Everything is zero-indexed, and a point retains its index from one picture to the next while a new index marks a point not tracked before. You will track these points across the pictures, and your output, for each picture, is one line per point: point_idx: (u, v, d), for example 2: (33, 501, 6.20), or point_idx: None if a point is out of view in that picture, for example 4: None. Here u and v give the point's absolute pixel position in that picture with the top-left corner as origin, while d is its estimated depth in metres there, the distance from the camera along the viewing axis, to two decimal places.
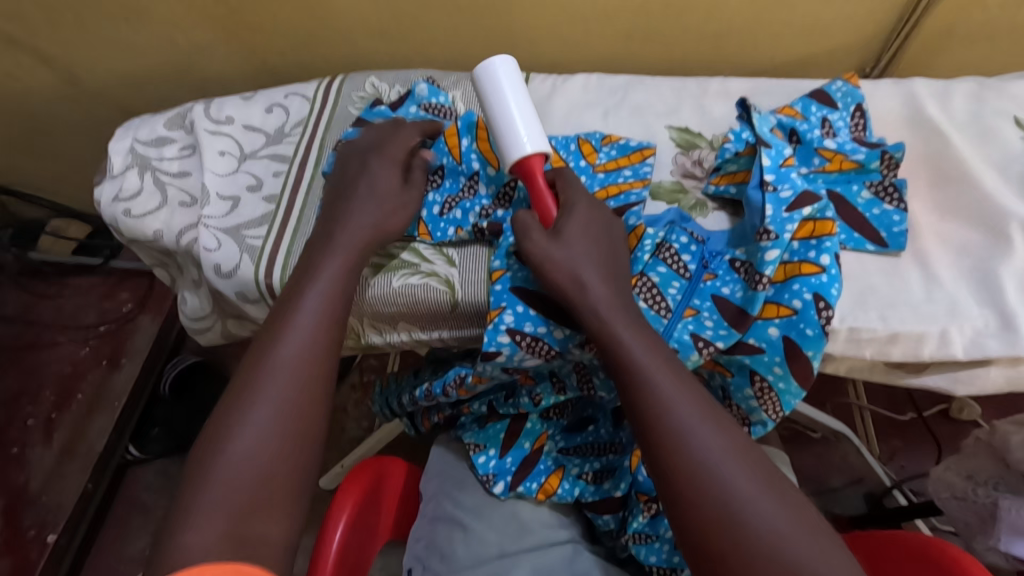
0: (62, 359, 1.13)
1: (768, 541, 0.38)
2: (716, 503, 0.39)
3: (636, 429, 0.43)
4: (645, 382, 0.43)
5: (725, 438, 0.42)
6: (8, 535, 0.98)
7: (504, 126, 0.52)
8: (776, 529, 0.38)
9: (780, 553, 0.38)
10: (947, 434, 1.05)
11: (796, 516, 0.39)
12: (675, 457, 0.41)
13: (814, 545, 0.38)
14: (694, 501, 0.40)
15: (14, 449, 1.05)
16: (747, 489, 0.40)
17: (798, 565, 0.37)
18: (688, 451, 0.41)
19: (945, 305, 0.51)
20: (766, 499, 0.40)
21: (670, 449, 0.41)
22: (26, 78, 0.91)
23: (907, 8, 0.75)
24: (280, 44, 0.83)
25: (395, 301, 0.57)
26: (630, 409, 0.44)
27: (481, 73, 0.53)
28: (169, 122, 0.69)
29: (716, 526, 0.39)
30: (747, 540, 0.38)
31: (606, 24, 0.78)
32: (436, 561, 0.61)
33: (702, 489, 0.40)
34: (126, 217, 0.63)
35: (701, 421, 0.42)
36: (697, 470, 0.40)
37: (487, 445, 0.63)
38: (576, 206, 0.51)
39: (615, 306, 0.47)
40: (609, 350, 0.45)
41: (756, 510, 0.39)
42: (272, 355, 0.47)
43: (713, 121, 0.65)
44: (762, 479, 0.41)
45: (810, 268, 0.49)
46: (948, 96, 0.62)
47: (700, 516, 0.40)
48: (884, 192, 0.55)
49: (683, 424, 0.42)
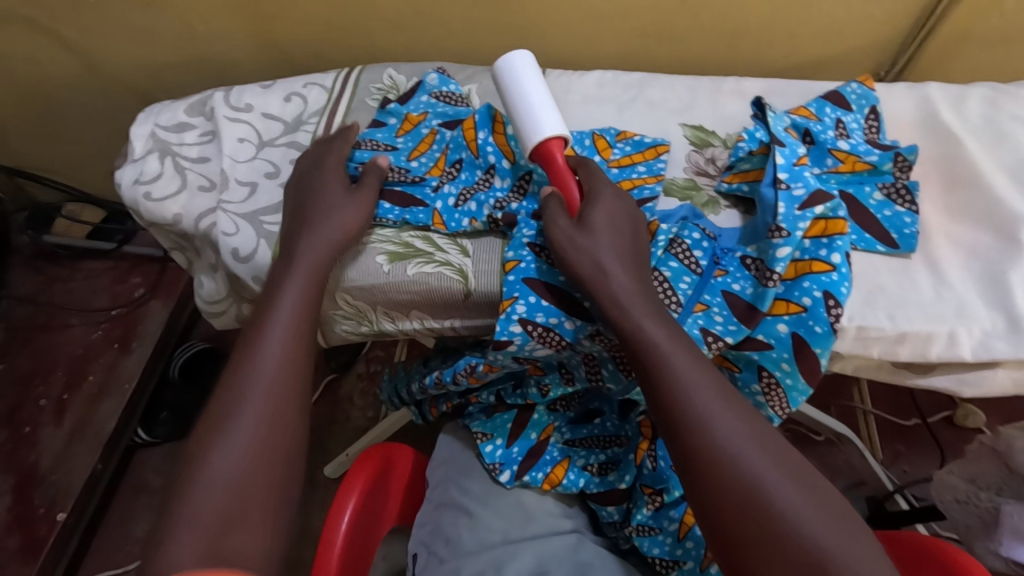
0: (75, 341, 1.14)
1: (794, 525, 0.38)
2: (738, 488, 0.39)
3: (658, 417, 0.44)
4: (664, 369, 0.44)
5: (746, 425, 0.42)
6: (18, 512, 1.00)
7: (526, 116, 0.55)
8: (801, 514, 0.38)
9: (806, 539, 0.37)
10: (950, 440, 1.05)
11: (821, 503, 0.39)
12: (696, 442, 0.41)
13: (839, 532, 0.38)
14: (717, 487, 0.40)
15: (26, 428, 1.06)
16: (771, 476, 0.40)
17: (824, 548, 0.37)
18: (709, 437, 0.41)
19: (953, 306, 0.51)
20: (790, 487, 0.39)
21: (690, 435, 0.42)
22: (46, 63, 0.92)
23: (923, 12, 0.75)
24: (298, 34, 0.84)
25: (409, 290, 0.58)
26: (649, 397, 0.45)
27: (501, 67, 0.57)
28: (189, 108, 0.70)
29: (739, 510, 0.39)
30: (772, 523, 0.38)
31: (622, 22, 0.78)
32: (441, 546, 0.62)
33: (724, 475, 0.40)
34: (146, 200, 0.64)
35: (721, 406, 0.42)
36: (719, 455, 0.40)
37: (494, 434, 0.64)
38: (599, 198, 0.52)
39: (636, 296, 0.47)
40: (630, 339, 0.46)
41: (780, 495, 0.39)
42: (269, 336, 0.48)
43: (726, 120, 0.66)
44: (784, 465, 0.40)
45: (821, 266, 0.49)
46: (962, 100, 0.63)
47: (724, 502, 0.39)
48: (896, 193, 0.55)
49: (704, 410, 0.42)
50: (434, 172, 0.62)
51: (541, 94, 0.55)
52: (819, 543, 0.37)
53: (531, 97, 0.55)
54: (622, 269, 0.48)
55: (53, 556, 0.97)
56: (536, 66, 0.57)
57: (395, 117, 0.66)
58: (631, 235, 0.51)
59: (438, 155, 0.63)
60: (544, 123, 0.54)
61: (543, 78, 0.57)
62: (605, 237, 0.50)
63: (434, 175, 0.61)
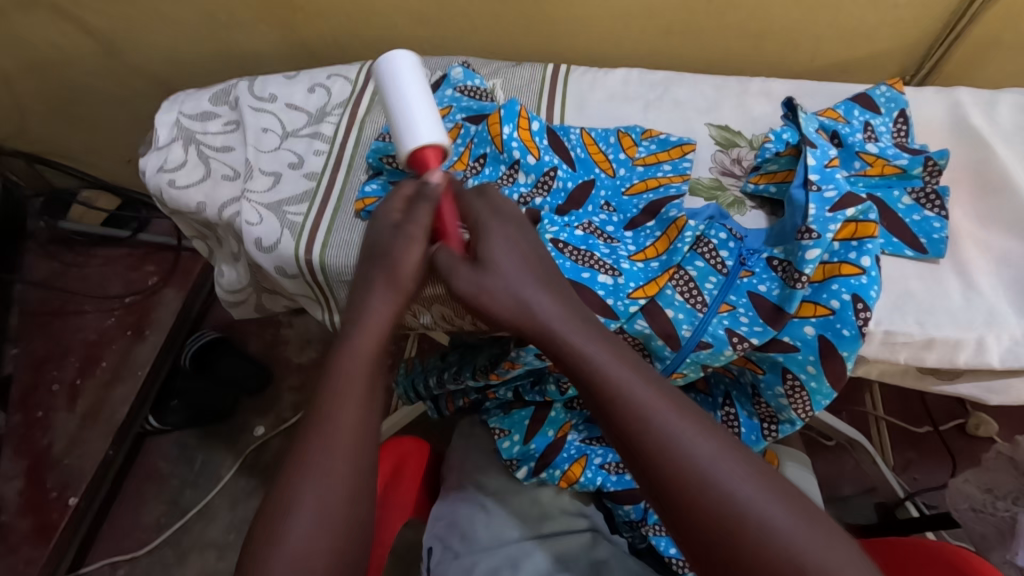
0: (88, 328, 1.15)
1: (783, 546, 0.37)
2: (722, 514, 0.37)
3: (618, 443, 0.41)
4: (627, 398, 0.40)
5: (721, 445, 0.39)
6: (31, 495, 1.00)
7: (402, 117, 0.52)
8: (788, 531, 0.37)
9: (790, 552, 0.36)
10: (962, 449, 1.04)
11: (805, 515, 0.38)
12: (673, 472, 0.39)
13: (818, 537, 0.37)
14: (691, 512, 0.38)
15: (39, 411, 1.07)
16: (746, 491, 0.38)
17: (807, 559, 0.36)
18: (686, 464, 0.39)
19: (982, 312, 0.51)
20: (767, 498, 0.38)
21: (663, 466, 0.39)
22: (69, 49, 0.93)
23: (953, 16, 0.74)
24: (321, 25, 0.84)
25: (432, 283, 0.58)
26: (607, 423, 0.41)
27: (382, 74, 0.55)
28: (213, 97, 0.70)
29: (726, 538, 0.37)
30: (761, 549, 0.37)
31: (647, 19, 0.78)
32: (456, 540, 0.62)
33: (707, 504, 0.38)
34: (170, 187, 0.65)
35: (683, 424, 0.40)
36: (698, 483, 0.38)
37: (512, 430, 0.64)
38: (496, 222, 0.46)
39: (570, 320, 0.43)
40: (569, 359, 0.42)
41: (764, 514, 0.37)
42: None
43: (753, 120, 0.65)
44: (765, 480, 0.39)
45: (850, 269, 0.49)
46: (993, 105, 0.62)
47: (702, 527, 0.38)
48: (925, 198, 0.55)
49: (664, 430, 0.39)
50: (459, 166, 0.62)
51: (421, 98, 0.52)
52: (809, 561, 0.36)
53: (410, 99, 0.52)
54: (545, 294, 0.44)
55: (65, 540, 0.98)
56: (416, 74, 0.55)
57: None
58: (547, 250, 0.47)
59: (463, 149, 0.63)
60: (419, 126, 0.51)
61: (424, 84, 0.54)
62: (510, 265, 0.44)
63: (459, 169, 0.62)
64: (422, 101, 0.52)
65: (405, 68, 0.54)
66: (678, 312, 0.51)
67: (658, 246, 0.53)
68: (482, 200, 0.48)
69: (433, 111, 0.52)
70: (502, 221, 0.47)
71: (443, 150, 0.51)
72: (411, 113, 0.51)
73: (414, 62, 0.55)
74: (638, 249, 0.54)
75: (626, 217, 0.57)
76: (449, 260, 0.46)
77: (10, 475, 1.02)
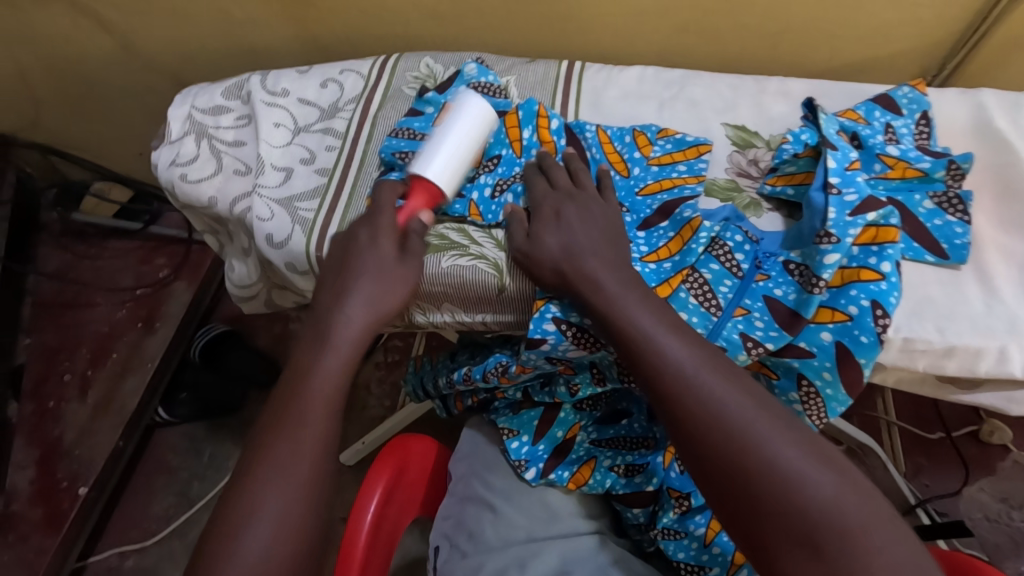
0: (100, 319, 1.15)
1: (784, 474, 0.38)
2: (728, 444, 0.40)
3: (658, 407, 0.43)
4: (648, 346, 0.44)
5: (733, 387, 0.42)
6: (41, 484, 1.01)
7: (431, 151, 0.56)
8: (792, 462, 0.39)
9: (828, 514, 0.37)
10: (976, 456, 1.03)
11: (811, 449, 0.39)
12: (683, 406, 0.42)
13: (861, 507, 0.37)
14: (727, 468, 0.39)
15: (50, 402, 1.08)
16: (786, 454, 0.39)
17: (845, 522, 0.36)
18: (696, 401, 0.41)
19: (1005, 321, 0.50)
20: (808, 462, 0.39)
21: (674, 404, 0.42)
22: (84, 42, 0.93)
23: (977, 16, 0.73)
24: (334, 20, 0.84)
25: (442, 282, 0.57)
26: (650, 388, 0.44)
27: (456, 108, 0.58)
28: (226, 92, 0.69)
29: (730, 467, 0.39)
30: (762, 475, 0.38)
31: (664, 17, 0.77)
32: (464, 539, 0.61)
33: (713, 436, 0.40)
34: (182, 181, 0.64)
35: (724, 387, 0.42)
36: (706, 416, 0.41)
37: (521, 430, 0.64)
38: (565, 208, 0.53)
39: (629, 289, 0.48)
40: (618, 323, 0.46)
41: (789, 467, 0.38)
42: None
43: (770, 121, 0.64)
44: (774, 416, 0.41)
45: (869, 275, 0.48)
46: (1018, 108, 0.61)
47: (737, 482, 0.39)
48: (948, 203, 0.54)
49: (705, 392, 0.42)
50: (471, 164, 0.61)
51: (457, 153, 0.56)
52: (810, 491, 0.38)
53: (450, 144, 0.56)
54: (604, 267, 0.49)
55: (74, 530, 0.98)
56: (478, 131, 0.58)
57: (432, 106, 0.65)
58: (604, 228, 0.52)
59: None
60: (433, 168, 0.55)
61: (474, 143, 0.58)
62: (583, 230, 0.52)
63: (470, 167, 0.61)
64: (458, 153, 0.56)
65: (469, 115, 0.58)
66: (692, 315, 0.50)
67: (672, 247, 0.53)
68: (565, 191, 0.55)
69: (462, 166, 0.57)
70: (579, 207, 0.54)
71: (439, 198, 0.57)
72: (438, 156, 0.56)
73: (483, 122, 0.58)
74: (650, 250, 0.53)
75: (639, 217, 0.56)
76: (515, 229, 0.55)
77: (21, 464, 1.02)
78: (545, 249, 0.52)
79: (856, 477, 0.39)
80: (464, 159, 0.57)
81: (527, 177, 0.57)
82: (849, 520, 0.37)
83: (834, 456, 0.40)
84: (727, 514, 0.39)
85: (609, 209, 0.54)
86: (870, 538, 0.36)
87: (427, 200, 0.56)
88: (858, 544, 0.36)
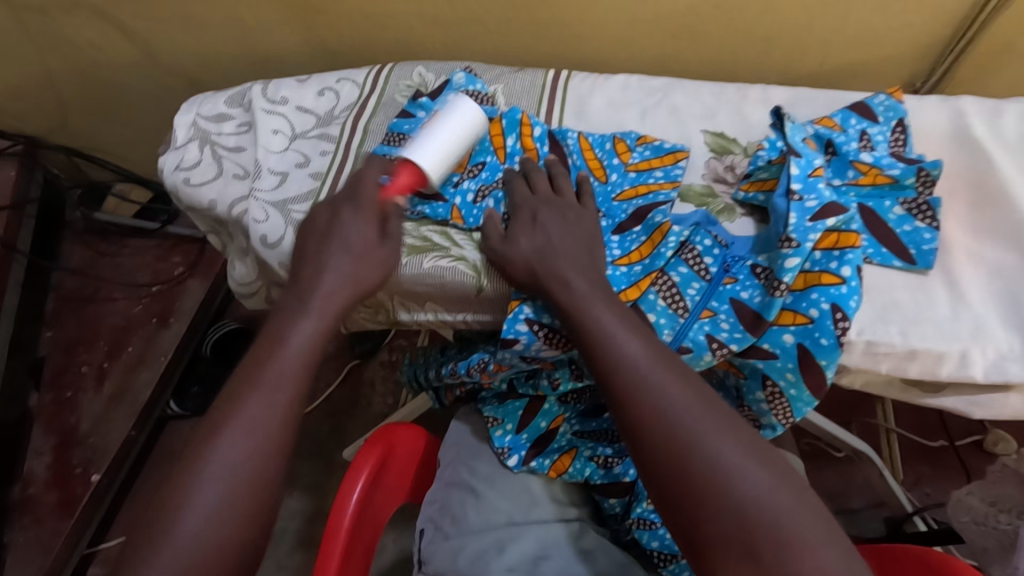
0: (117, 314, 1.20)
1: (722, 472, 0.40)
2: (672, 442, 0.42)
3: (612, 405, 0.45)
4: (606, 345, 0.46)
5: (684, 387, 0.44)
6: (57, 470, 1.06)
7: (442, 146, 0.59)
8: (731, 462, 0.41)
9: (765, 509, 0.39)
10: (978, 465, 1.02)
11: (751, 450, 0.41)
12: (634, 404, 0.44)
13: (796, 505, 0.39)
14: (671, 464, 0.41)
15: (68, 392, 1.13)
16: (728, 451, 0.41)
17: (780, 519, 0.38)
18: (647, 399, 0.44)
19: (969, 325, 0.51)
20: (748, 460, 0.41)
21: (626, 402, 0.44)
22: (108, 49, 0.97)
23: (964, 22, 0.73)
24: (340, 27, 0.87)
25: (425, 282, 0.60)
26: (605, 387, 0.46)
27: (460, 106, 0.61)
28: (229, 100, 0.73)
29: (674, 464, 0.41)
30: (703, 473, 0.40)
31: (655, 24, 0.78)
32: (447, 522, 0.64)
33: (658, 432, 0.42)
34: (185, 185, 0.68)
35: (675, 387, 0.44)
36: (655, 414, 0.43)
37: (505, 419, 0.66)
38: (540, 216, 0.55)
39: (595, 295, 0.49)
40: (582, 322, 0.48)
41: (730, 466, 0.40)
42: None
43: (749, 128, 0.66)
44: (720, 417, 0.43)
45: (830, 279, 0.49)
46: (997, 115, 0.61)
47: (679, 478, 0.41)
48: (917, 209, 0.55)
49: (655, 390, 0.44)
50: (458, 167, 0.63)
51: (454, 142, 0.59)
52: (747, 489, 0.39)
53: (440, 139, 0.59)
54: (576, 271, 0.51)
55: (87, 514, 1.03)
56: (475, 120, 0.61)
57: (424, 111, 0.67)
58: (579, 234, 0.54)
59: (464, 151, 0.64)
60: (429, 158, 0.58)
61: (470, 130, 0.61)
62: (556, 231, 0.54)
63: (457, 170, 0.63)
64: (452, 146, 0.59)
65: (466, 112, 0.61)
66: (660, 317, 0.52)
67: (643, 251, 0.55)
68: (543, 197, 0.57)
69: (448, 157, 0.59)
70: (556, 213, 0.56)
71: (422, 184, 0.59)
72: (427, 147, 0.58)
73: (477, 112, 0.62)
74: (622, 253, 0.55)
75: (614, 222, 0.57)
76: (492, 231, 0.57)
77: (39, 451, 1.08)
78: (519, 250, 0.54)
79: (794, 478, 0.41)
80: (457, 152, 0.60)
81: (507, 182, 0.60)
82: (784, 519, 0.38)
83: (776, 459, 0.42)
84: (670, 509, 0.41)
85: (586, 219, 0.56)
86: (800, 538, 0.38)
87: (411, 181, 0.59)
88: (786, 545, 0.37)
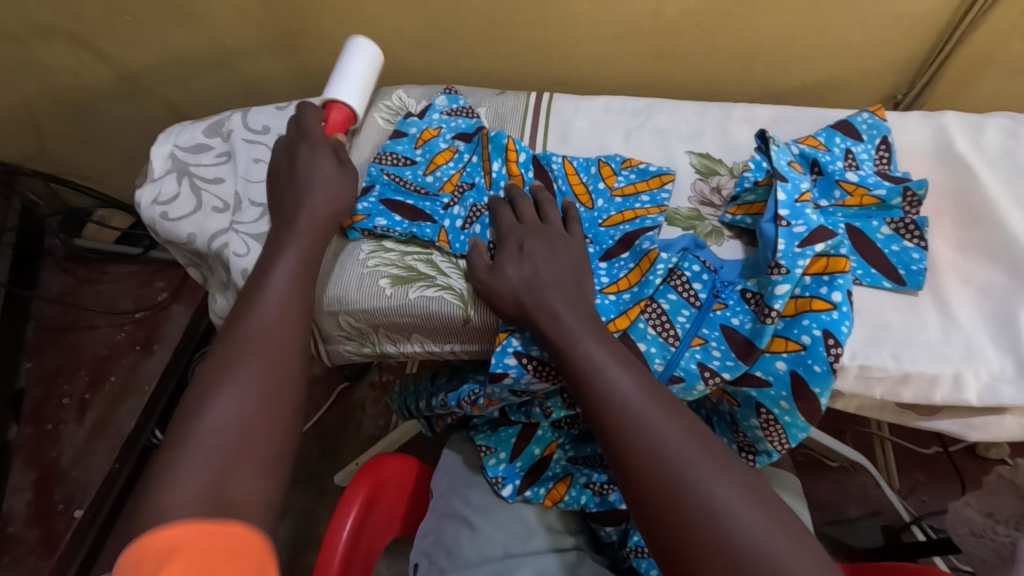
0: (99, 342, 1.18)
1: (718, 514, 0.39)
2: (665, 482, 0.41)
3: (604, 445, 0.44)
4: (595, 381, 0.45)
5: (674, 423, 0.43)
6: (38, 506, 1.02)
7: (343, 77, 0.67)
8: (727, 503, 0.39)
9: (761, 552, 0.37)
10: (972, 471, 1.01)
11: (745, 490, 0.40)
12: (624, 442, 0.43)
13: (794, 549, 0.38)
14: (667, 508, 0.40)
15: (49, 425, 1.10)
16: (720, 490, 0.40)
17: (777, 563, 0.37)
18: (639, 436, 0.43)
19: (961, 347, 0.50)
20: (743, 500, 0.40)
21: (620, 441, 0.43)
22: (86, 76, 0.96)
23: (942, 36, 0.74)
24: (321, 49, 0.86)
25: (411, 313, 0.58)
26: (596, 426, 0.45)
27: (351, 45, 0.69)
28: (207, 130, 0.72)
29: (666, 505, 0.40)
30: (698, 515, 0.39)
31: (637, 42, 0.78)
32: (442, 556, 0.62)
33: (650, 471, 0.41)
34: (163, 219, 0.66)
35: (667, 425, 0.43)
36: (648, 452, 0.42)
37: (498, 448, 0.64)
38: (527, 242, 0.55)
39: (585, 329, 0.48)
40: (571, 356, 0.47)
41: (725, 507, 0.39)
42: None
43: (734, 147, 0.66)
44: (713, 456, 0.42)
45: (821, 304, 0.49)
46: (979, 131, 0.61)
47: (675, 522, 0.39)
48: (905, 229, 0.55)
49: (648, 429, 0.43)
50: (447, 189, 0.62)
51: (361, 79, 0.67)
52: (742, 531, 0.38)
53: (352, 72, 0.67)
54: (567, 306, 0.50)
55: (70, 551, 1.00)
56: (376, 58, 0.69)
57: (415, 128, 0.67)
58: (568, 266, 0.53)
59: (453, 171, 0.63)
60: (342, 92, 0.66)
61: (375, 68, 0.68)
62: (540, 262, 0.53)
63: (447, 192, 0.62)
64: (363, 80, 0.67)
65: (365, 51, 0.68)
66: (650, 346, 0.51)
67: (631, 278, 0.54)
68: (530, 225, 0.56)
69: (364, 91, 0.67)
70: (545, 241, 0.55)
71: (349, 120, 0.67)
72: (341, 84, 0.66)
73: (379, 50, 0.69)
74: (611, 281, 0.54)
75: (602, 248, 0.57)
76: (477, 261, 0.56)
77: (19, 486, 1.04)
78: (506, 282, 0.53)
79: (790, 519, 0.40)
80: (367, 85, 0.68)
81: (493, 207, 0.59)
82: (783, 564, 0.37)
83: (769, 498, 0.41)
84: (666, 556, 0.40)
85: (574, 248, 0.55)
86: None
87: (343, 120, 0.67)
88: None
